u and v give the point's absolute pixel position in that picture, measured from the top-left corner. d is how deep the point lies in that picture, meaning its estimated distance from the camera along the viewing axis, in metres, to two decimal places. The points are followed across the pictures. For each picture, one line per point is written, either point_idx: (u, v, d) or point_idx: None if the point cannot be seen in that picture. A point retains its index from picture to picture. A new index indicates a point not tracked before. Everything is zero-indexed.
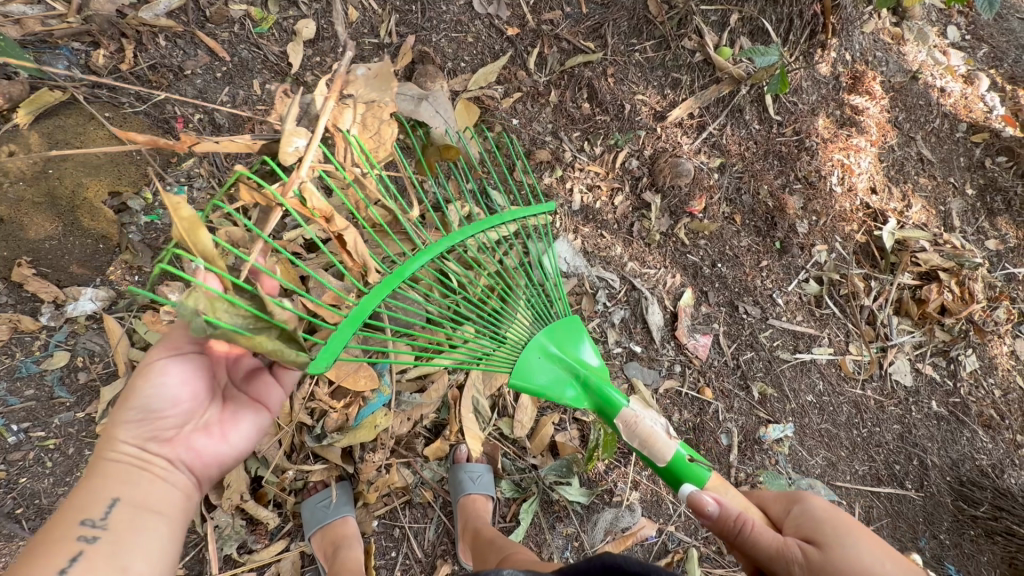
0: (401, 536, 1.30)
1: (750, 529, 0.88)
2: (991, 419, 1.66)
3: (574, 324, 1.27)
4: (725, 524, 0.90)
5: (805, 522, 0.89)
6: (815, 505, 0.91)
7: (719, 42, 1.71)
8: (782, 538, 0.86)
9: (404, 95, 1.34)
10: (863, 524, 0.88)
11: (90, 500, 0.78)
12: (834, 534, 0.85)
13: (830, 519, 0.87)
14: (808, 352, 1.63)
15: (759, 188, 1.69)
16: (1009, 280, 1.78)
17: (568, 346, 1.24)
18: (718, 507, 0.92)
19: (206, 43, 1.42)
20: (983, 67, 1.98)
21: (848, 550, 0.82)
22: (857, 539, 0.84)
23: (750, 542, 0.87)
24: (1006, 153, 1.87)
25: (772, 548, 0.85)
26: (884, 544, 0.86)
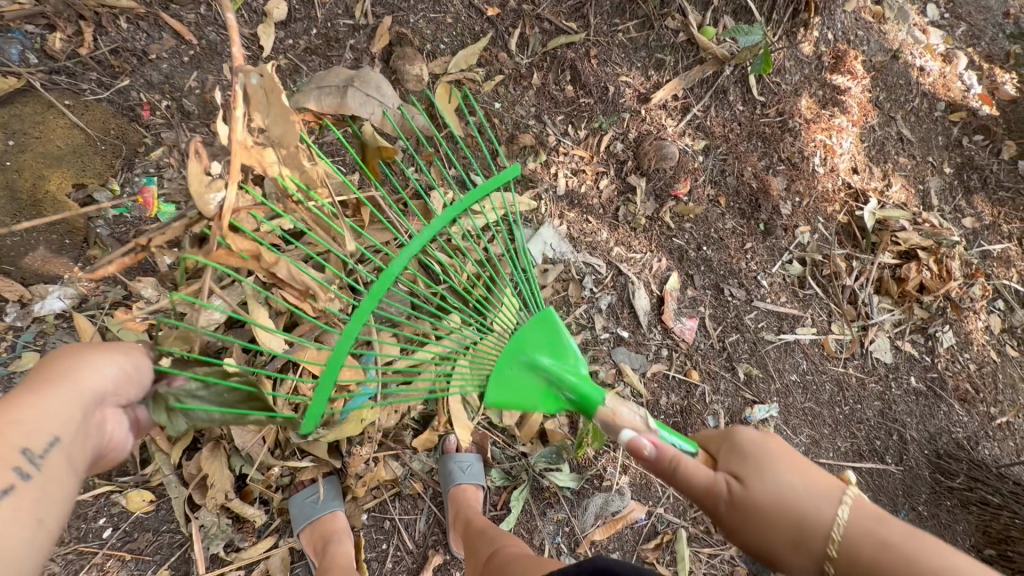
0: (392, 528, 1.30)
1: (685, 462, 0.81)
2: (967, 393, 1.71)
3: (550, 323, 1.19)
4: (661, 462, 0.83)
5: (733, 455, 0.82)
6: (745, 437, 0.83)
7: (702, 21, 1.69)
8: (711, 475, 0.79)
9: (328, 88, 1.21)
10: (793, 448, 0.80)
11: (32, 425, 0.67)
12: (755, 465, 0.78)
13: (756, 451, 0.80)
14: (791, 333, 1.65)
15: (743, 170, 1.68)
16: (984, 258, 1.81)
17: (544, 349, 1.16)
18: (656, 447, 0.85)
19: (170, 25, 1.35)
20: (961, 46, 1.99)
21: (773, 483, 0.75)
22: (781, 469, 0.76)
23: (680, 479, 0.80)
24: (983, 132, 1.90)
25: (700, 485, 0.78)
26: (807, 466, 0.79)
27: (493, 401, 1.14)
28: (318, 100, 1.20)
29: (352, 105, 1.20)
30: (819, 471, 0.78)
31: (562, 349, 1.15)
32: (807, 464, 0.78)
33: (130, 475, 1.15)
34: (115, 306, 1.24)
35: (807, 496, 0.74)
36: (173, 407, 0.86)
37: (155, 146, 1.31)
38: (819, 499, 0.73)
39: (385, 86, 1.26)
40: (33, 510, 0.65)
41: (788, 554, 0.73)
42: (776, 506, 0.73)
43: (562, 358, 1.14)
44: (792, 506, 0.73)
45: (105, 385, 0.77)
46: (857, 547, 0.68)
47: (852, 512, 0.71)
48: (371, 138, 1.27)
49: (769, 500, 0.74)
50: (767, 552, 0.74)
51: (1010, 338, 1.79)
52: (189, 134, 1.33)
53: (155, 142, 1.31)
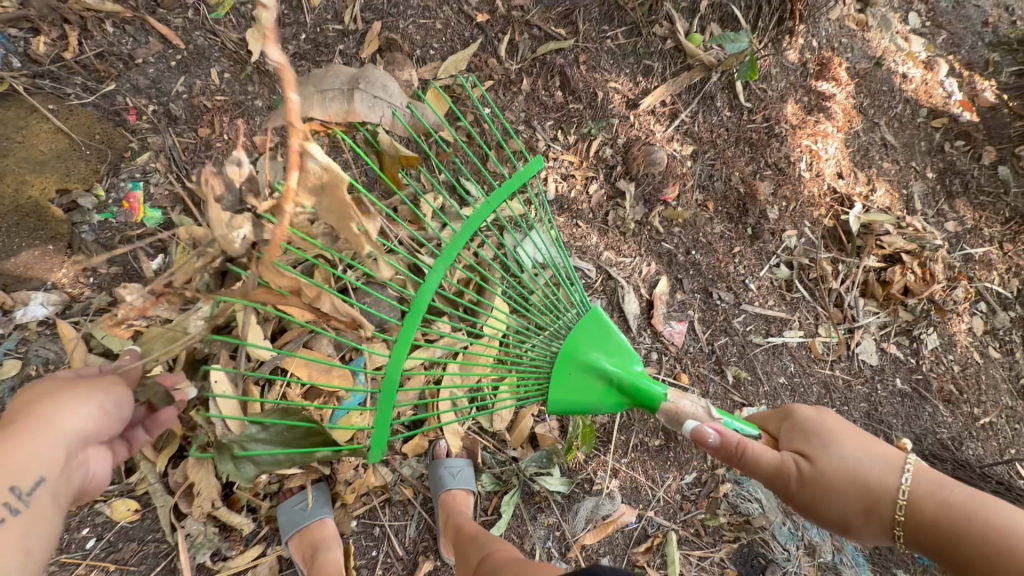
0: (382, 534, 1.29)
1: (752, 449, 0.93)
2: (950, 394, 1.74)
3: (597, 321, 1.24)
4: (728, 450, 0.94)
5: (796, 434, 0.96)
6: (804, 416, 0.98)
7: (689, 28, 1.71)
8: (780, 456, 0.92)
9: (331, 91, 1.17)
10: (848, 423, 0.95)
11: (17, 467, 0.70)
12: (821, 442, 0.92)
13: (817, 429, 0.95)
14: (779, 335, 1.66)
15: (731, 175, 1.70)
16: (966, 261, 1.85)
17: (599, 349, 1.21)
18: (721, 435, 0.96)
19: (157, 29, 1.34)
20: (942, 53, 2.03)
21: (836, 455, 0.90)
22: (842, 443, 0.91)
23: (752, 463, 0.93)
24: (964, 138, 1.94)
25: (772, 467, 0.92)
26: (864, 438, 0.93)
27: (558, 410, 1.19)
28: (322, 104, 1.15)
29: (361, 109, 1.20)
30: (874, 442, 0.93)
31: (615, 347, 1.21)
32: (863, 437, 0.93)
33: (114, 484, 1.14)
34: (99, 313, 1.22)
35: (868, 465, 0.89)
36: (239, 454, 1.02)
37: (141, 151, 1.29)
38: (877, 467, 0.89)
39: (388, 84, 1.25)
40: (19, 544, 0.69)
41: (856, 516, 0.88)
42: (844, 477, 0.88)
43: (614, 356, 1.20)
44: (857, 476, 0.88)
45: (88, 426, 0.78)
46: (917, 505, 0.84)
47: (910, 475, 0.87)
48: (392, 148, 1.31)
49: (837, 473, 0.89)
50: (838, 516, 0.89)
51: (992, 339, 1.82)
52: (176, 138, 1.33)
53: (141, 147, 1.30)
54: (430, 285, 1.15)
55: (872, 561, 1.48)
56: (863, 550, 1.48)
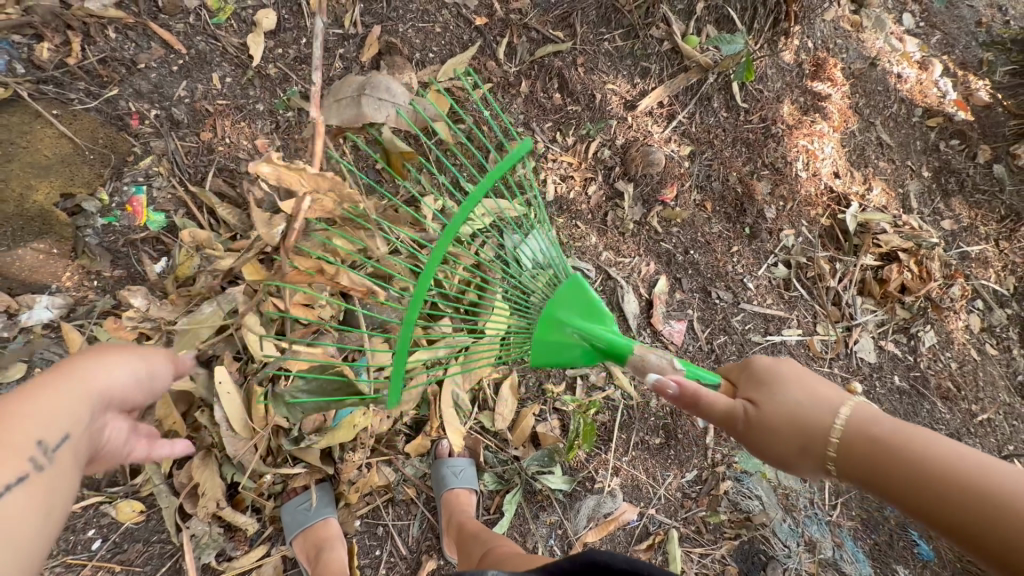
0: (385, 534, 1.30)
1: (705, 395, 0.87)
2: (948, 391, 1.75)
3: (575, 287, 1.24)
4: (684, 399, 0.88)
5: (750, 382, 0.89)
6: (760, 363, 0.90)
7: (686, 30, 1.73)
8: (729, 402, 0.85)
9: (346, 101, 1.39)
10: (801, 367, 0.87)
11: (46, 419, 0.67)
12: (767, 388, 0.85)
13: (767, 374, 0.87)
14: (778, 334, 1.68)
15: (728, 175, 1.72)
16: (962, 259, 1.86)
17: (572, 309, 1.22)
18: (680, 384, 0.89)
19: (159, 34, 1.36)
20: (937, 53, 2.05)
21: (781, 397, 0.83)
22: (789, 385, 0.84)
23: (705, 410, 0.87)
24: (959, 137, 1.96)
25: (720, 413, 0.86)
26: (813, 381, 0.85)
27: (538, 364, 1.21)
28: (340, 115, 1.39)
29: (370, 113, 1.37)
30: (826, 384, 0.85)
31: (588, 306, 1.21)
32: (815, 379, 0.85)
33: (119, 486, 1.15)
34: (103, 315, 1.23)
35: (810, 407, 0.81)
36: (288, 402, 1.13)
37: (144, 155, 1.30)
38: (820, 409, 0.81)
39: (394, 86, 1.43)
40: (42, 503, 0.64)
41: (795, 459, 0.81)
42: (787, 422, 0.81)
43: (592, 317, 1.19)
44: (799, 416, 0.81)
45: (117, 385, 0.76)
46: (850, 446, 0.76)
47: (850, 415, 0.79)
48: (393, 145, 1.38)
49: (781, 418, 0.82)
50: (780, 460, 0.83)
51: (989, 336, 1.84)
52: (178, 142, 1.34)
53: (144, 151, 1.31)
54: (441, 249, 0.91)
55: (872, 557, 1.49)
56: (863, 546, 1.49)
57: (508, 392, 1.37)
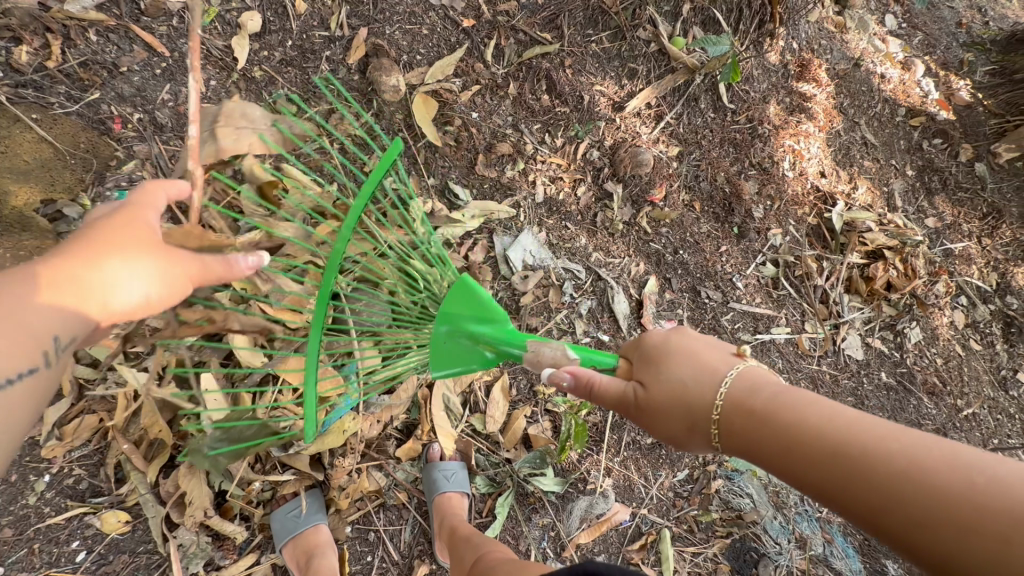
0: (377, 539, 1.29)
1: (597, 382, 0.81)
2: (934, 386, 1.77)
3: (466, 289, 1.18)
4: (580, 390, 0.82)
5: (640, 362, 0.84)
6: (652, 342, 0.85)
7: (673, 31, 1.74)
8: (622, 386, 0.80)
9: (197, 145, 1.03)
10: (690, 342, 0.82)
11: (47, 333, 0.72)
12: (655, 366, 0.80)
13: (654, 354, 0.82)
14: (767, 333, 1.69)
15: (716, 175, 1.73)
16: (947, 256, 1.89)
17: (466, 311, 1.15)
18: (575, 376, 0.83)
19: (142, 37, 1.34)
20: (919, 54, 2.08)
21: (666, 378, 0.78)
22: (674, 364, 0.79)
23: (600, 400, 0.82)
24: (941, 136, 1.99)
25: (614, 397, 0.81)
26: (700, 355, 0.80)
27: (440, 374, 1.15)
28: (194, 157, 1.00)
29: (229, 147, 1.03)
30: (711, 352, 0.80)
31: (482, 306, 1.14)
32: (701, 349, 0.80)
33: (105, 496, 1.13)
34: None
35: (693, 382, 0.77)
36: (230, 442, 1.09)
37: (127, 159, 1.29)
38: (702, 382, 0.76)
39: (249, 108, 1.05)
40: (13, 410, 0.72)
41: (685, 437, 0.77)
42: (674, 402, 0.76)
43: (486, 317, 1.13)
44: (682, 396, 0.76)
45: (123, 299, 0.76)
46: (730, 420, 0.73)
47: (732, 385, 0.75)
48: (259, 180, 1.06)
49: (668, 397, 0.77)
50: (670, 439, 0.79)
51: (973, 332, 1.86)
52: (162, 146, 1.32)
53: (127, 155, 1.29)
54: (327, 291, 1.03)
55: (861, 551, 1.51)
56: (852, 542, 1.51)
57: (499, 394, 1.37)
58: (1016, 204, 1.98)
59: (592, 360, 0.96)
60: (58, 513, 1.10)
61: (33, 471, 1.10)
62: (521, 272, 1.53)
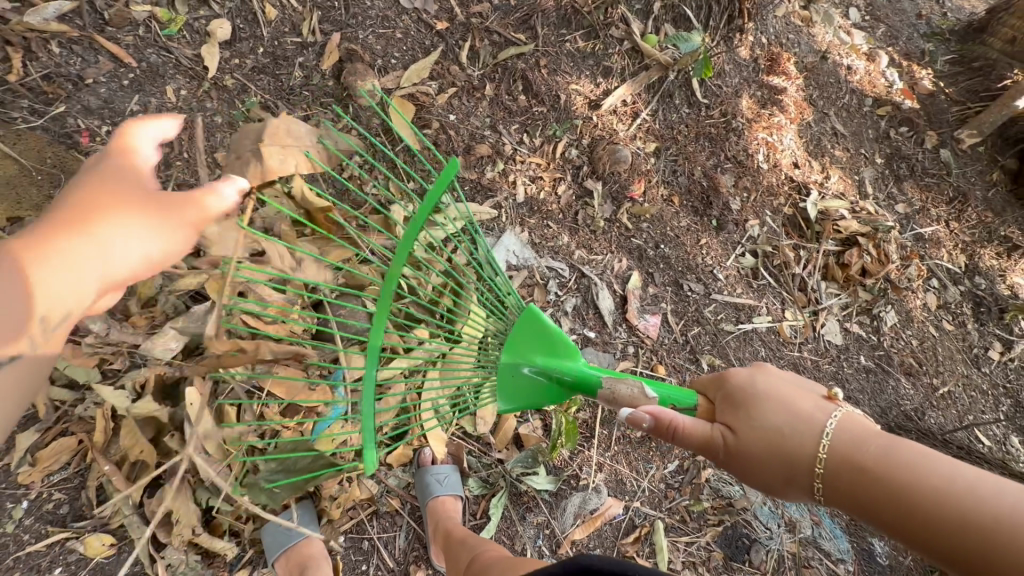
0: (370, 547, 1.27)
1: (678, 424, 0.87)
2: (911, 367, 1.82)
3: (535, 319, 1.24)
4: (660, 431, 0.88)
5: (725, 405, 0.88)
6: (735, 382, 0.89)
7: (645, 29, 1.77)
8: (708, 430, 0.85)
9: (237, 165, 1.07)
10: (779, 384, 0.86)
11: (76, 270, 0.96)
12: (746, 411, 0.84)
13: (741, 396, 0.87)
14: (749, 322, 1.72)
15: (693, 169, 1.76)
16: (918, 240, 1.94)
17: (537, 345, 1.20)
18: (654, 417, 0.89)
19: (107, 48, 1.32)
20: (883, 45, 2.14)
21: (757, 424, 0.82)
22: (765, 409, 0.83)
23: (682, 441, 0.87)
24: (907, 124, 2.05)
25: (699, 440, 0.85)
26: (792, 399, 0.84)
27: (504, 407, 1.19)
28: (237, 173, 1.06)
29: (276, 166, 1.07)
30: (804, 398, 0.84)
31: (550, 340, 1.20)
32: (793, 394, 0.84)
33: (86, 520, 1.10)
34: None
35: (791, 431, 0.80)
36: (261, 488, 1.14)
37: None
38: (802, 433, 0.80)
39: (293, 126, 1.11)
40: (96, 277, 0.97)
41: (783, 487, 0.81)
42: (764, 448, 0.81)
43: (556, 352, 1.18)
44: (779, 444, 0.80)
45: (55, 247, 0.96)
46: (836, 473, 0.76)
47: (836, 436, 0.78)
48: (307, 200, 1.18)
49: (758, 443, 0.81)
50: (769, 488, 0.83)
51: (946, 313, 1.92)
52: None
53: None
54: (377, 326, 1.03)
55: (849, 532, 1.54)
56: (840, 523, 1.54)
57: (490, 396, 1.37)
58: (979, 187, 2.06)
59: (672, 399, 1.01)
60: (37, 540, 1.07)
61: (12, 497, 1.07)
62: (505, 272, 1.53)
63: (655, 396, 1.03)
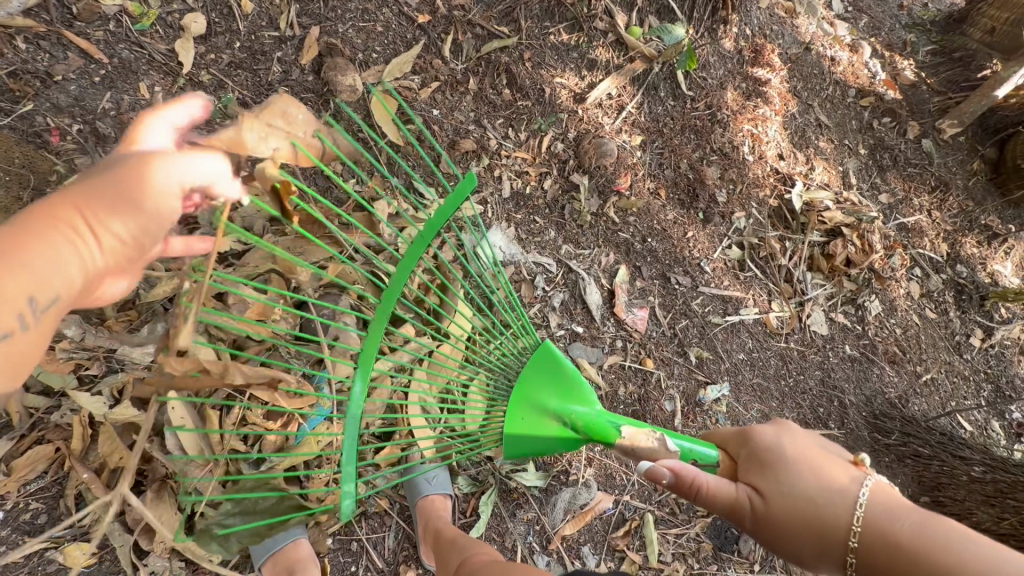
0: (359, 549, 1.26)
1: (704, 484, 0.84)
2: (895, 355, 1.84)
3: (550, 360, 1.23)
4: (682, 489, 0.85)
5: (751, 465, 0.87)
6: (760, 441, 0.89)
7: (629, 22, 1.76)
8: (734, 492, 0.83)
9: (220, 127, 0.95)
10: (804, 446, 0.86)
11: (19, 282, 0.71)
12: (774, 474, 0.83)
13: (767, 457, 0.86)
14: (736, 314, 1.72)
15: (679, 162, 1.76)
16: (901, 230, 1.96)
17: (552, 390, 1.19)
18: (675, 474, 0.85)
19: (76, 43, 1.28)
20: (865, 36, 2.15)
21: (784, 489, 0.81)
22: (791, 473, 0.82)
23: (705, 501, 0.85)
24: (890, 115, 2.07)
25: (726, 502, 0.84)
26: (819, 464, 0.83)
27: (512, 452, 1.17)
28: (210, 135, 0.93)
29: (251, 139, 0.94)
30: (833, 464, 0.83)
31: (566, 383, 1.20)
32: (820, 459, 0.84)
33: (66, 529, 1.08)
34: None
35: (822, 498, 0.79)
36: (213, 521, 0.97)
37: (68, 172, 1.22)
38: (834, 501, 0.78)
39: (290, 109, 1.00)
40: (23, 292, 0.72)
41: (813, 556, 0.79)
42: (794, 515, 0.79)
43: (570, 395, 1.18)
44: (809, 512, 0.79)
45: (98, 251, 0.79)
46: (871, 548, 0.73)
47: (868, 507, 0.76)
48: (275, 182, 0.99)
49: (787, 509, 0.80)
50: (798, 556, 0.80)
51: (929, 301, 1.94)
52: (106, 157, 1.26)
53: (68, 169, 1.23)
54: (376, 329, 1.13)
55: None
56: None
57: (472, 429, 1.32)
58: (960, 177, 2.08)
59: (693, 453, 1.00)
60: (13, 552, 1.04)
61: None
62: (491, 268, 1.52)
63: (675, 449, 1.03)
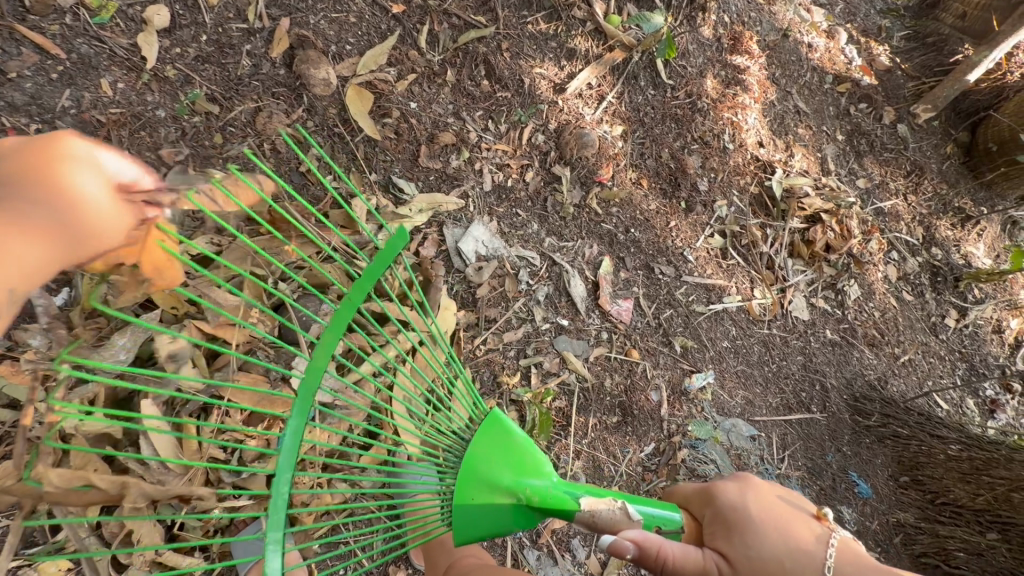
0: (347, 551, 1.26)
1: (669, 555, 0.78)
2: (874, 338, 1.87)
3: (500, 425, 1.18)
4: (644, 562, 0.78)
5: (716, 525, 0.82)
6: (724, 498, 0.84)
7: (608, 9, 1.74)
8: (701, 559, 0.78)
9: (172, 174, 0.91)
10: (770, 501, 0.82)
11: None
12: (741, 536, 0.78)
13: (733, 516, 0.81)
14: (719, 303, 1.73)
15: (660, 152, 1.75)
16: (878, 214, 1.99)
17: (503, 463, 1.14)
18: (637, 545, 0.79)
19: (30, 38, 1.23)
20: (841, 22, 2.16)
21: (750, 555, 0.76)
22: (757, 534, 0.78)
23: (671, 574, 0.79)
24: (866, 100, 2.09)
25: (693, 572, 0.78)
26: (785, 523, 0.79)
27: (463, 534, 1.09)
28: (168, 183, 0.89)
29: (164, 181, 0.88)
30: (800, 523, 0.79)
31: (517, 453, 1.14)
32: (787, 520, 0.80)
33: (40, 545, 1.05)
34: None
35: (793, 564, 0.75)
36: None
37: None
38: (803, 565, 0.74)
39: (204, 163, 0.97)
40: None
41: None
42: None
43: (521, 466, 1.13)
44: None
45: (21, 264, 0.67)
46: None
47: (837, 568, 0.73)
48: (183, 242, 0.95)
49: None
50: None
51: (905, 284, 1.98)
52: None
53: None
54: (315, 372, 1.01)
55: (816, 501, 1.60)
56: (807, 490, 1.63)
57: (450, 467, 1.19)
58: (934, 161, 2.12)
59: (655, 521, 0.93)
60: None
61: None
62: (474, 264, 1.51)
63: (638, 517, 0.95)
